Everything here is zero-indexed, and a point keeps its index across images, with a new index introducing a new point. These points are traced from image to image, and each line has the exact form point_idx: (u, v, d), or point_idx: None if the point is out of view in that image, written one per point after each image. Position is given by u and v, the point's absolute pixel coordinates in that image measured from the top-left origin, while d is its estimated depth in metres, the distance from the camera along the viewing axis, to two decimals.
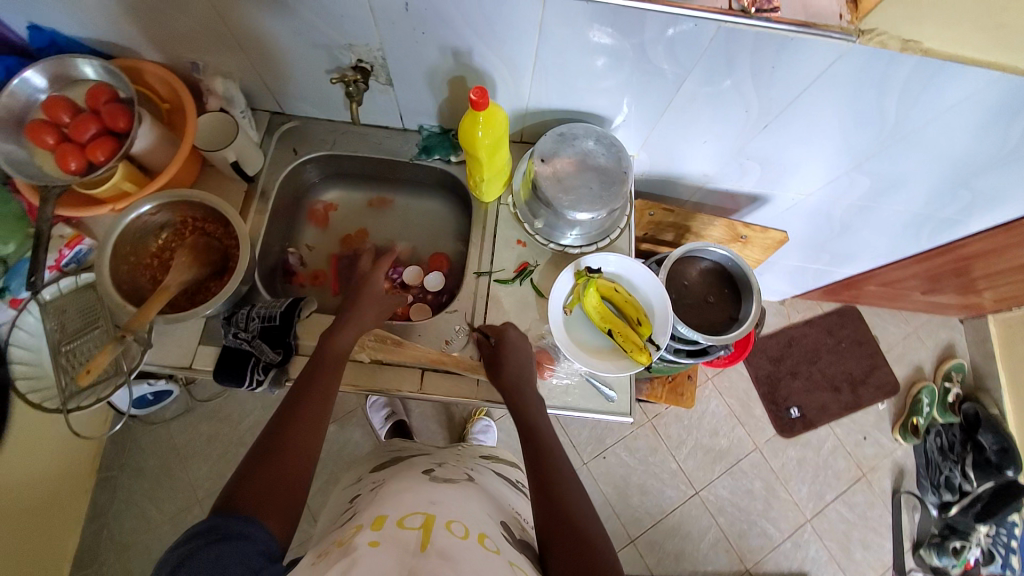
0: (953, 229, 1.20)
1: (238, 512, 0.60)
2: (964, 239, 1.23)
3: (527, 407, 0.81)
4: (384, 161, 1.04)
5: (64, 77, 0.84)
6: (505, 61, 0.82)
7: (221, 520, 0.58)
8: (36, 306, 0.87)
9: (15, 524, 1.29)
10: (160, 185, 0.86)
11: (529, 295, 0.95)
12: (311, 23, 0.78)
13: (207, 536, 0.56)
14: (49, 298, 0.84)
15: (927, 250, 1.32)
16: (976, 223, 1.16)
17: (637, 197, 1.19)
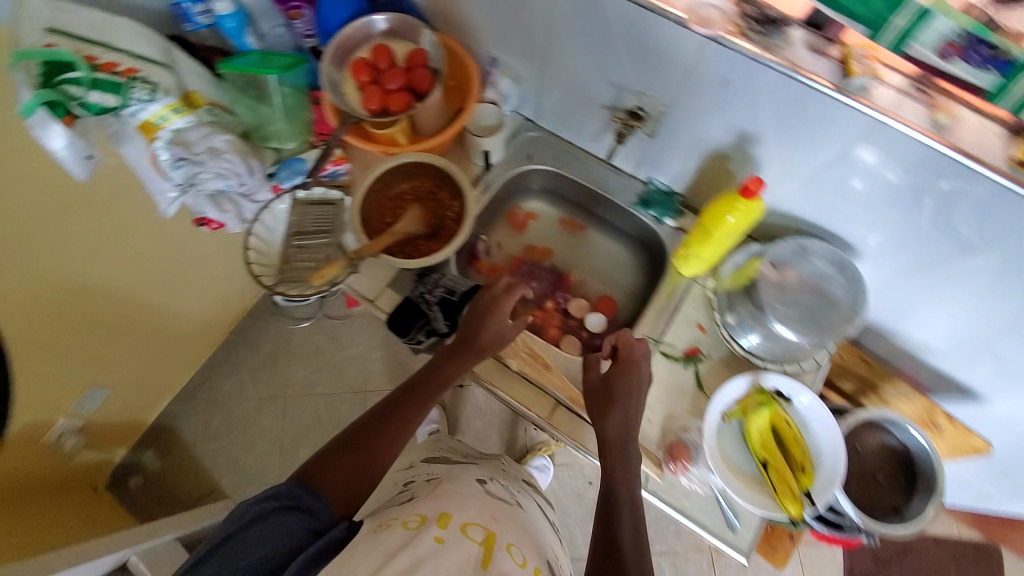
0: None
1: (315, 487, 0.72)
2: None
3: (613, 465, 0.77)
4: (599, 195, 1.09)
5: (398, 32, 1.01)
6: (783, 158, 0.81)
7: (298, 492, 0.70)
8: (287, 199, 1.00)
9: (151, 343, 1.56)
10: (424, 146, 0.99)
11: (688, 382, 0.89)
12: (619, 61, 0.83)
13: (281, 503, 0.69)
14: (301, 197, 1.00)
15: None
16: None
17: None
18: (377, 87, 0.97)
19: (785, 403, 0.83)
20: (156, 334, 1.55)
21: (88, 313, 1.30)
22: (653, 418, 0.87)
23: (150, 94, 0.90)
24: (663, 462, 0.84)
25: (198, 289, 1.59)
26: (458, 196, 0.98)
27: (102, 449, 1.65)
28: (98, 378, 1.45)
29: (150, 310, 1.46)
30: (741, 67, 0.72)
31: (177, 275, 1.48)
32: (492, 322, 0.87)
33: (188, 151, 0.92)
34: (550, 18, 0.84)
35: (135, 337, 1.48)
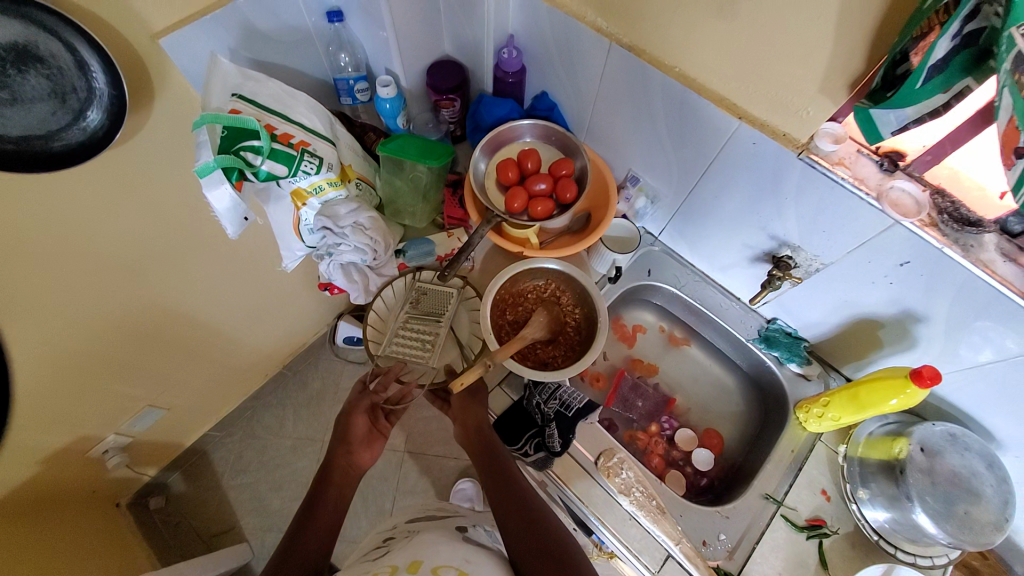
0: None
1: None
2: None
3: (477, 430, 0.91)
4: (715, 323, 1.07)
5: (544, 135, 1.04)
6: (946, 345, 0.78)
7: None
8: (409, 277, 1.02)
9: (213, 371, 1.52)
10: (558, 251, 1.00)
11: (809, 556, 0.83)
12: (782, 215, 0.83)
13: None
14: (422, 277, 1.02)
15: None
16: None
17: None
18: (522, 188, 0.99)
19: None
20: (220, 362, 1.52)
21: (177, 332, 1.26)
22: None
23: (315, 168, 0.91)
24: None
25: (271, 323, 1.58)
26: (583, 306, 0.97)
27: (137, 467, 1.57)
28: (158, 398, 1.40)
29: (227, 339, 1.45)
30: (926, 256, 0.70)
31: (264, 309, 1.49)
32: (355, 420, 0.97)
33: (335, 224, 0.94)
34: (716, 161, 0.85)
35: (203, 366, 1.45)
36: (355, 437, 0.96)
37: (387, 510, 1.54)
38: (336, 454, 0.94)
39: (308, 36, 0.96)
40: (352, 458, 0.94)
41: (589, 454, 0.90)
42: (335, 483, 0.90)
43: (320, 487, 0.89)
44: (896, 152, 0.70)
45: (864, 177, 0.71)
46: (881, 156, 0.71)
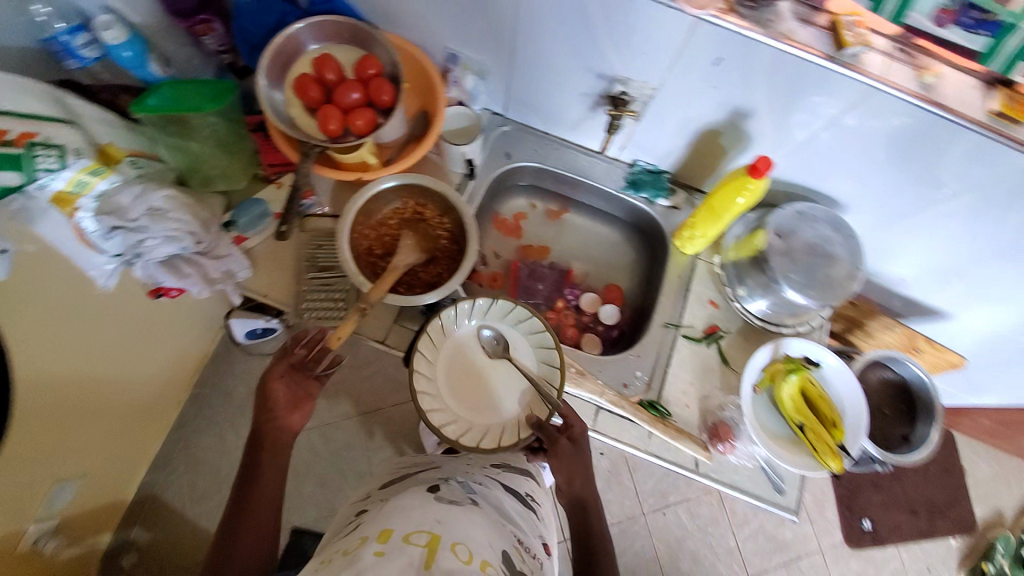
0: None
1: None
2: None
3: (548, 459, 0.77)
4: (584, 185, 1.05)
5: (335, 35, 0.87)
6: (777, 133, 0.81)
7: None
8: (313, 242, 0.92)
9: (117, 418, 1.27)
10: (400, 165, 0.89)
11: (712, 359, 0.91)
12: (601, 48, 0.78)
13: None
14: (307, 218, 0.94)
15: None
16: None
17: None
18: (331, 106, 0.83)
19: (813, 368, 0.87)
20: (123, 398, 1.25)
21: (57, 390, 1.00)
22: (689, 402, 0.89)
23: (58, 161, 0.74)
24: (710, 444, 0.86)
25: (155, 347, 1.31)
26: (449, 215, 0.90)
27: (80, 542, 1.33)
28: (65, 468, 1.11)
29: (115, 381, 1.19)
30: (735, 46, 0.69)
31: (142, 331, 1.22)
32: (279, 387, 0.78)
33: (124, 219, 0.77)
34: (520, 9, 0.77)
35: (104, 418, 1.20)
36: (280, 398, 0.78)
37: (364, 472, 1.53)
38: (261, 421, 0.78)
39: None
40: (281, 422, 0.78)
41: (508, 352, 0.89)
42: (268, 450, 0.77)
43: (253, 456, 0.76)
44: None
45: None
46: None
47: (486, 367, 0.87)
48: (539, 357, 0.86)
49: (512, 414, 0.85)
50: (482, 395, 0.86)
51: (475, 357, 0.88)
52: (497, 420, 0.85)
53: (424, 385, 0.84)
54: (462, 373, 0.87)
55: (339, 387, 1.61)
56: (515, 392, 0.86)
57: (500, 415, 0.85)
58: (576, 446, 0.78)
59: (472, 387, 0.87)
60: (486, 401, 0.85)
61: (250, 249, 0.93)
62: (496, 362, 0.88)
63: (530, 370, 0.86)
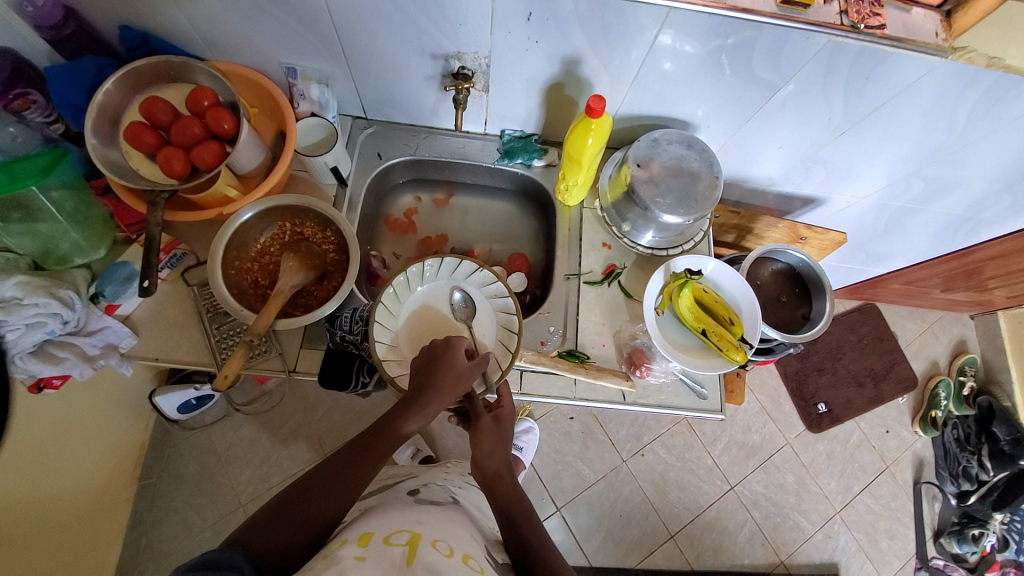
0: (979, 232, 1.33)
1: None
2: (984, 242, 1.37)
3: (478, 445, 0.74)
4: (463, 165, 1.07)
5: (159, 77, 0.84)
6: (612, 72, 0.86)
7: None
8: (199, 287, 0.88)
9: (59, 537, 1.18)
10: (264, 190, 0.87)
11: (617, 296, 0.96)
12: (422, 27, 0.79)
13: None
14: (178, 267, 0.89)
15: (952, 252, 1.45)
16: (991, 230, 1.31)
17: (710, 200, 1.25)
18: (171, 148, 0.80)
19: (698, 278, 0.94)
20: (57, 513, 1.17)
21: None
22: (604, 340, 0.94)
23: None
24: (630, 373, 0.91)
25: (75, 451, 1.22)
26: (328, 228, 0.89)
27: None
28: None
29: (35, 499, 1.10)
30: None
31: (50, 440, 1.13)
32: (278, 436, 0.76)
33: None
34: (334, 8, 0.77)
35: (40, 541, 1.12)
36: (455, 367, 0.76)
37: None
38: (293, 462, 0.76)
39: None
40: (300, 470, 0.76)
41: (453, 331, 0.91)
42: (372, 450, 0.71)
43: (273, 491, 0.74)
44: None
45: None
46: None
47: (451, 330, 0.91)
48: (497, 334, 0.90)
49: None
50: None
51: (443, 321, 0.91)
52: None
53: (382, 320, 0.87)
54: (425, 328, 0.90)
55: (299, 432, 1.61)
56: None
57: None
58: (500, 425, 0.77)
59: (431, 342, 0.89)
60: None
61: (127, 315, 0.87)
62: (457, 325, 0.91)
63: (486, 344, 0.90)
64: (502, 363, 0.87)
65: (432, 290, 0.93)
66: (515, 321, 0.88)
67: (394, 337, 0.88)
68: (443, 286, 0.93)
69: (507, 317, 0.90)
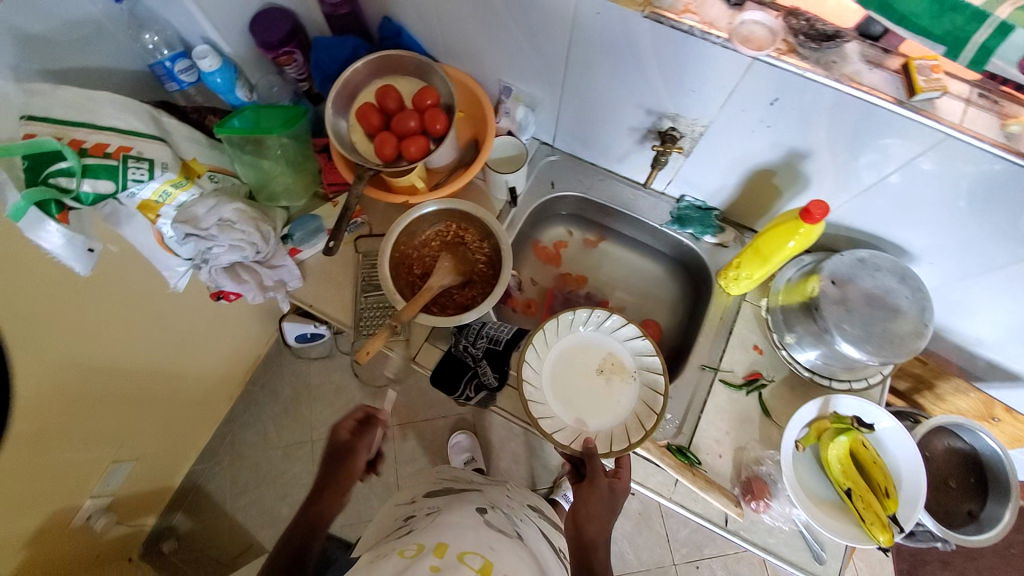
0: None
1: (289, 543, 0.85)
2: None
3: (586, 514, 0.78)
4: (629, 217, 1.04)
5: (396, 67, 0.92)
6: (837, 176, 0.77)
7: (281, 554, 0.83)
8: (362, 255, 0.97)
9: (171, 408, 1.36)
10: (446, 189, 0.92)
11: (753, 409, 0.86)
12: (651, 84, 0.77)
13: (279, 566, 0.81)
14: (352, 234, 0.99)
15: None
16: None
17: None
18: (388, 133, 0.88)
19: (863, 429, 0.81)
20: (181, 389, 1.36)
21: (117, 374, 1.09)
22: (722, 451, 0.85)
23: (148, 172, 0.82)
24: (742, 500, 0.81)
25: (212, 344, 1.40)
26: (489, 239, 0.91)
27: (133, 519, 1.41)
28: (122, 451, 1.22)
29: (173, 374, 1.28)
30: (792, 87, 0.65)
31: (200, 329, 1.31)
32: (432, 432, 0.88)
33: (197, 227, 0.85)
34: (574, 47, 0.79)
35: (160, 407, 1.30)
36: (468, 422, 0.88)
37: (392, 482, 1.54)
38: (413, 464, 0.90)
39: (101, 27, 0.83)
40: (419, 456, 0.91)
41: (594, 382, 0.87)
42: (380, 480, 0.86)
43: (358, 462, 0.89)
44: None
45: (714, 20, 0.64)
46: None
47: (594, 385, 0.87)
48: (635, 408, 0.85)
49: (576, 429, 0.84)
50: (579, 394, 0.87)
51: (590, 374, 0.88)
52: (570, 422, 0.85)
53: (538, 345, 0.88)
54: (570, 374, 0.88)
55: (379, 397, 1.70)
56: (600, 416, 0.85)
57: (573, 419, 0.85)
58: (613, 497, 0.78)
59: (571, 389, 0.87)
60: (576, 399, 0.86)
61: (303, 260, 0.99)
62: (601, 378, 0.87)
63: (622, 412, 0.85)
64: (632, 436, 0.82)
65: (589, 341, 0.90)
66: (660, 404, 0.82)
67: (539, 370, 0.87)
68: (602, 340, 0.90)
69: (652, 395, 0.84)
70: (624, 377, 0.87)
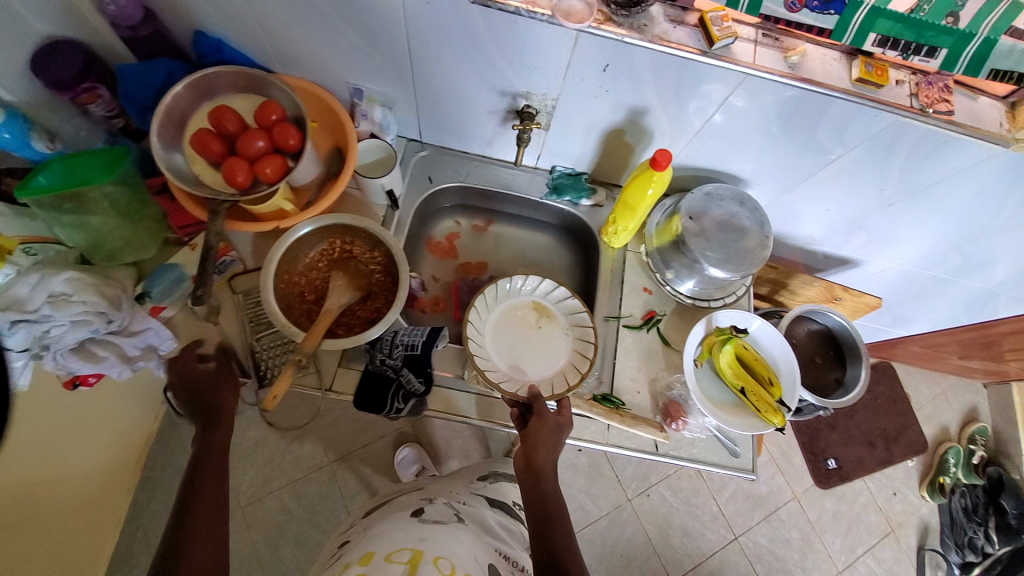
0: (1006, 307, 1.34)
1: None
2: (1004, 318, 1.38)
3: (537, 448, 0.78)
4: (511, 196, 1.07)
5: (229, 87, 0.85)
6: (671, 126, 0.86)
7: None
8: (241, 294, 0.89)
9: (60, 521, 1.15)
10: (319, 208, 0.88)
11: (655, 343, 0.96)
12: (496, 67, 0.80)
13: None
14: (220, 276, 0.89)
15: (971, 323, 1.47)
16: (1013, 307, 1.32)
17: None
18: (236, 158, 0.81)
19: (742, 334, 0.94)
20: (63, 495, 1.16)
21: None
22: (639, 387, 0.93)
23: None
24: (665, 424, 0.90)
25: (84, 434, 1.20)
26: (378, 248, 0.89)
27: None
28: None
29: (44, 479, 1.08)
30: (617, 52, 0.72)
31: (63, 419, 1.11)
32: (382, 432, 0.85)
33: (24, 311, 0.72)
34: (413, 41, 0.79)
35: (43, 524, 1.10)
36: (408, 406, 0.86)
37: (345, 520, 1.46)
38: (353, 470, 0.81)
39: None
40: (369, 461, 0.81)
41: (530, 335, 0.95)
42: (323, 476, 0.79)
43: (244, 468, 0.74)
44: None
45: None
46: None
47: (531, 337, 0.95)
48: (569, 358, 0.93)
49: (521, 379, 0.92)
50: (521, 347, 0.95)
51: (529, 329, 0.96)
52: (517, 376, 0.92)
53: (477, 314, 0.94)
54: (509, 329, 0.96)
55: None
56: (544, 363, 0.94)
57: (518, 369, 0.93)
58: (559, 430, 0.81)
59: (513, 344, 0.94)
60: (520, 352, 0.94)
61: (168, 317, 0.88)
62: (538, 330, 0.96)
63: (557, 357, 0.94)
64: (569, 379, 0.92)
65: (525, 300, 0.98)
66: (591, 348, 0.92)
67: (481, 330, 0.94)
68: (533, 298, 0.98)
69: (584, 344, 0.93)
70: (557, 327, 0.96)
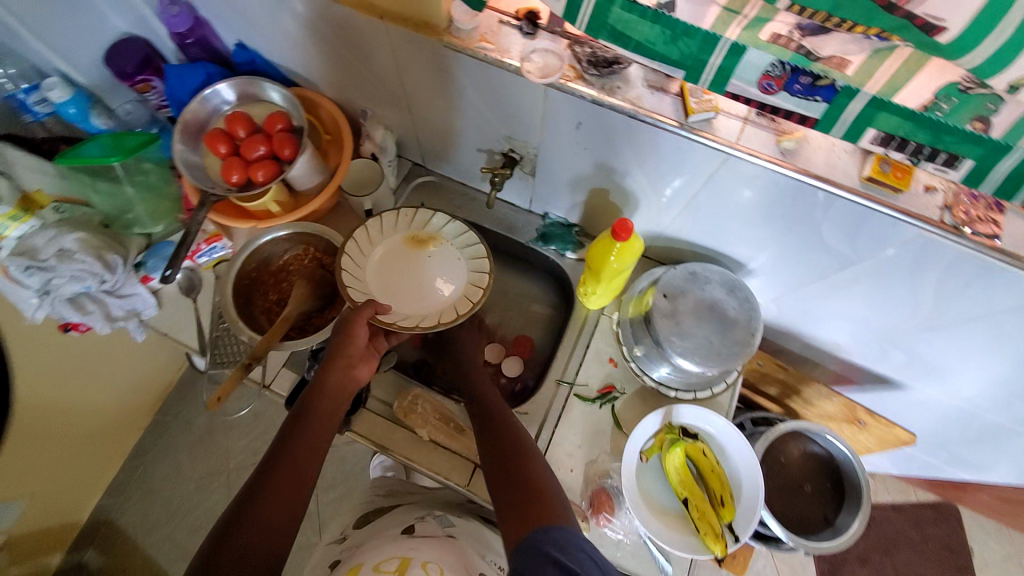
0: None
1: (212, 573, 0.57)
2: None
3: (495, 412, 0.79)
4: (501, 235, 1.04)
5: (249, 95, 0.93)
6: (654, 192, 0.79)
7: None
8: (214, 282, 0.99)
9: (65, 441, 1.31)
10: (301, 214, 0.92)
11: (606, 423, 0.87)
12: (479, 110, 0.79)
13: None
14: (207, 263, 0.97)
15: None
16: None
17: (762, 341, 1.08)
18: (237, 158, 0.88)
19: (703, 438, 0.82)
20: (77, 419, 1.32)
21: None
22: (573, 465, 0.85)
23: None
24: (588, 514, 0.81)
25: (104, 373, 1.35)
26: None
27: (30, 559, 1.36)
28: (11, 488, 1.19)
29: (58, 405, 1.23)
30: (588, 111, 0.69)
31: (86, 355, 1.26)
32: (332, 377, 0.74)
33: (35, 258, 0.84)
34: (402, 73, 0.80)
35: (49, 439, 1.25)
36: (357, 348, 0.76)
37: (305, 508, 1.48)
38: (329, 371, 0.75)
39: None
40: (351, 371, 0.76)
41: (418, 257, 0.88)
42: (315, 421, 0.71)
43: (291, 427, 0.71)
44: (531, 12, 0.67)
45: (508, 49, 0.67)
46: (520, 21, 0.67)
47: (420, 265, 0.88)
48: (465, 287, 0.87)
49: (435, 306, 0.85)
50: (407, 281, 0.86)
51: (416, 260, 0.88)
52: (412, 309, 0.85)
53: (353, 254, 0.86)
54: (393, 265, 0.87)
55: None
56: (440, 292, 0.86)
57: (420, 305, 0.85)
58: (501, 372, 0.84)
59: (405, 277, 0.86)
60: (406, 285, 0.86)
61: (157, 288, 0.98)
62: (432, 258, 0.88)
63: (459, 283, 0.87)
64: (473, 296, 0.85)
65: (403, 235, 0.89)
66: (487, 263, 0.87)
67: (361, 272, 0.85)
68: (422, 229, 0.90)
69: (479, 261, 0.87)
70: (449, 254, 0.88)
